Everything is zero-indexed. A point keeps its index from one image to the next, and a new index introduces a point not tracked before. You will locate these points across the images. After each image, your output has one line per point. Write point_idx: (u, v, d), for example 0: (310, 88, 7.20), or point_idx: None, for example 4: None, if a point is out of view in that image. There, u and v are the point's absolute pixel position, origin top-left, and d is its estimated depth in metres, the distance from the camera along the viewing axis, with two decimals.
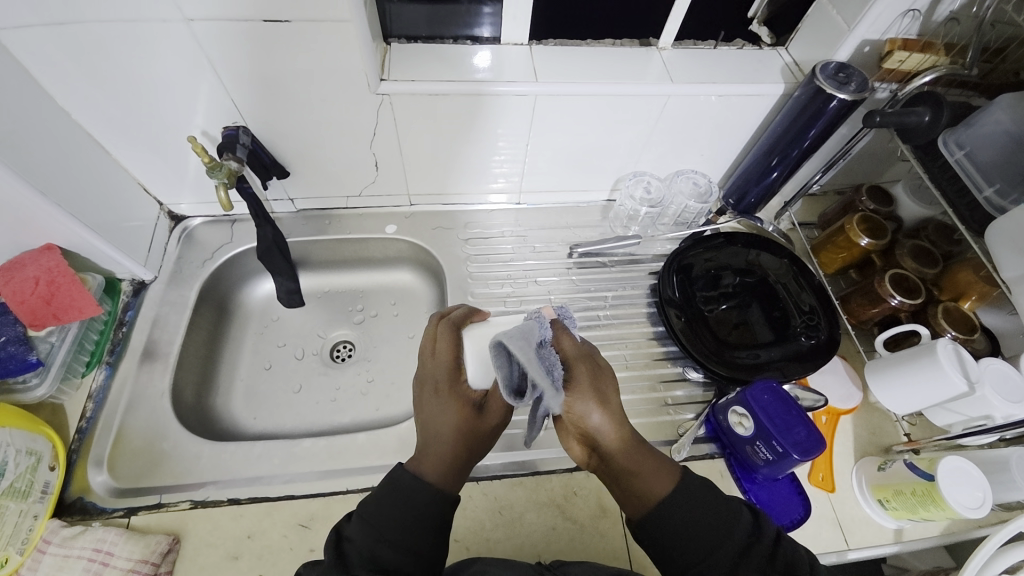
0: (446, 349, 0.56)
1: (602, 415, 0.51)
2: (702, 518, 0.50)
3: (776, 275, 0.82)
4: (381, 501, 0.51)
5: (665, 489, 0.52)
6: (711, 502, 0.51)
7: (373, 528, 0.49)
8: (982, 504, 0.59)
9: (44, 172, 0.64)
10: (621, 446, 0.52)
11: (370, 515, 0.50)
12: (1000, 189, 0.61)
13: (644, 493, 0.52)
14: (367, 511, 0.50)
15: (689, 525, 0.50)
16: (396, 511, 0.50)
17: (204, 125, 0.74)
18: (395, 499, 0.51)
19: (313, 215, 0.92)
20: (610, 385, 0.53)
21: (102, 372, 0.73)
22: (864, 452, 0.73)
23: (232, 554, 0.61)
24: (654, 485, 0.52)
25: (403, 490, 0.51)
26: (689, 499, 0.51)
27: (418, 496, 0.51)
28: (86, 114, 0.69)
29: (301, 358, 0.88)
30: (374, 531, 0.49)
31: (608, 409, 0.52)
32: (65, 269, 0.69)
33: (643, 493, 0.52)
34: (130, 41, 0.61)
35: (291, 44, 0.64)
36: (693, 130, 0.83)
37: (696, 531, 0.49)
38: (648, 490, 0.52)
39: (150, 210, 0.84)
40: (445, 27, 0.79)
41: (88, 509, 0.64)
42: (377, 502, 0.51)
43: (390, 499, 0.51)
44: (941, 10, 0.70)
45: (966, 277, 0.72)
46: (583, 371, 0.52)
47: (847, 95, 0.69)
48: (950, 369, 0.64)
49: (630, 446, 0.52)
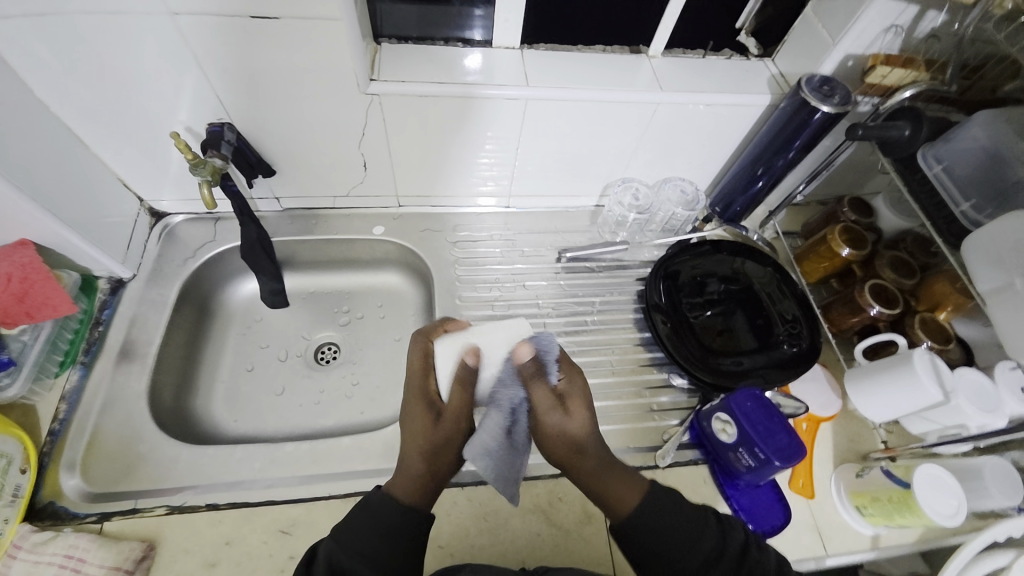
0: (419, 367, 0.57)
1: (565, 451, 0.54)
2: (672, 528, 0.51)
3: (760, 284, 0.83)
4: (354, 522, 0.51)
5: (635, 500, 0.52)
6: (677, 507, 0.52)
7: (347, 540, 0.49)
8: (956, 512, 0.61)
9: (17, 165, 0.62)
10: (587, 474, 0.54)
11: (343, 530, 0.50)
12: (976, 204, 0.63)
13: (612, 509, 0.53)
14: (341, 534, 0.50)
15: (659, 539, 0.50)
16: (363, 526, 0.50)
17: (188, 120, 0.72)
18: (366, 516, 0.51)
19: (300, 215, 0.90)
20: (578, 425, 0.54)
21: (77, 372, 0.71)
22: (843, 458, 0.74)
23: (210, 561, 0.60)
24: (622, 502, 0.53)
25: (372, 504, 0.52)
26: (657, 507, 0.52)
27: (393, 516, 0.51)
28: (66, 107, 0.68)
29: (284, 360, 0.87)
30: (345, 544, 0.49)
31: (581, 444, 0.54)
32: (39, 266, 0.66)
33: (611, 509, 0.53)
34: (110, 32, 0.60)
35: (280, 42, 0.63)
36: (680, 139, 0.84)
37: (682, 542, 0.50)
38: (617, 505, 0.53)
39: (130, 207, 0.82)
40: (437, 28, 0.78)
41: (59, 514, 0.62)
42: (351, 523, 0.50)
43: (359, 514, 0.51)
44: (922, 26, 0.72)
45: (942, 288, 0.74)
46: (552, 411, 0.54)
47: (831, 107, 0.70)
48: (926, 379, 0.65)
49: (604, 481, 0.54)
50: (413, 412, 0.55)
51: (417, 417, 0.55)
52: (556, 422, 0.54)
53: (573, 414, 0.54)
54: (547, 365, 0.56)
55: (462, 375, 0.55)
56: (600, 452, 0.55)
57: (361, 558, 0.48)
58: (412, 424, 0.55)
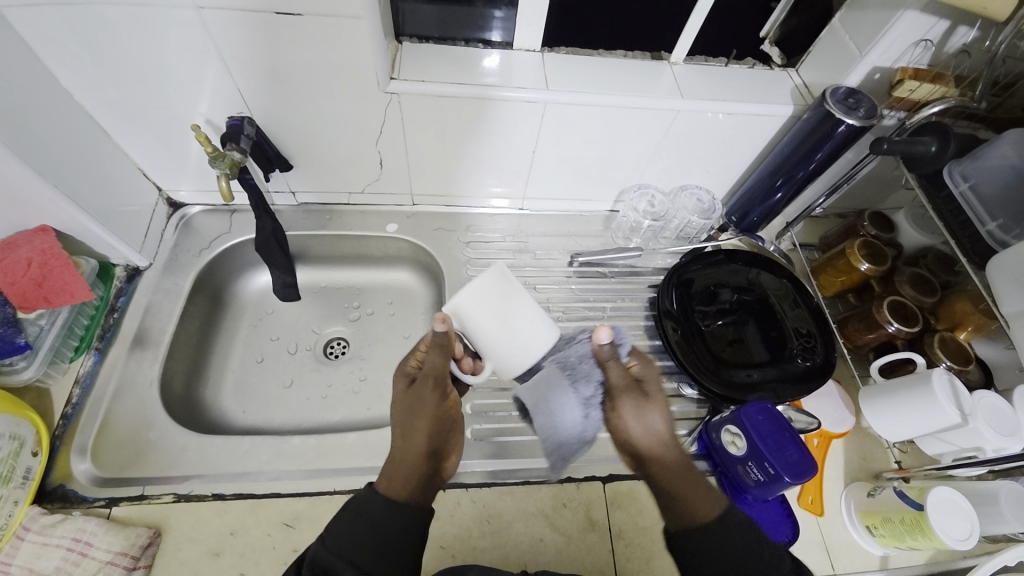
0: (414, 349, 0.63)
1: (643, 432, 0.58)
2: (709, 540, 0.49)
3: (776, 296, 0.82)
4: (343, 523, 0.50)
5: (712, 509, 0.51)
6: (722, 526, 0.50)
7: (341, 539, 0.49)
8: (969, 536, 0.59)
9: (42, 152, 0.63)
10: (665, 461, 0.57)
11: (333, 530, 0.50)
12: (1003, 224, 0.61)
13: (691, 514, 0.51)
14: (334, 534, 0.49)
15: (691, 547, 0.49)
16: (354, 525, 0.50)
17: (209, 113, 0.73)
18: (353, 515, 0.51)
19: (315, 210, 0.91)
20: (654, 403, 0.59)
21: (91, 358, 0.72)
22: (854, 476, 0.73)
23: (214, 551, 0.60)
24: (700, 505, 0.52)
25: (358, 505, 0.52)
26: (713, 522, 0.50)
27: (378, 507, 0.51)
28: (90, 96, 0.69)
29: (293, 353, 0.87)
30: (340, 542, 0.49)
31: (654, 424, 0.58)
32: (59, 252, 0.67)
33: (689, 514, 0.51)
34: (137, 25, 0.61)
35: (303, 38, 0.63)
36: (697, 146, 0.83)
37: (728, 564, 0.47)
38: (693, 509, 0.52)
39: (148, 196, 0.83)
40: (459, 29, 0.78)
41: (69, 497, 0.62)
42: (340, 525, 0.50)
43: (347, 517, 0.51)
44: (953, 42, 0.70)
45: (963, 308, 0.73)
46: (630, 393, 0.59)
47: (856, 120, 0.69)
48: (945, 401, 0.64)
49: (678, 480, 0.54)
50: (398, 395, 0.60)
51: (402, 399, 0.60)
52: (634, 402, 0.58)
53: (650, 398, 0.59)
54: (620, 352, 0.60)
55: (441, 343, 0.59)
56: (674, 440, 0.58)
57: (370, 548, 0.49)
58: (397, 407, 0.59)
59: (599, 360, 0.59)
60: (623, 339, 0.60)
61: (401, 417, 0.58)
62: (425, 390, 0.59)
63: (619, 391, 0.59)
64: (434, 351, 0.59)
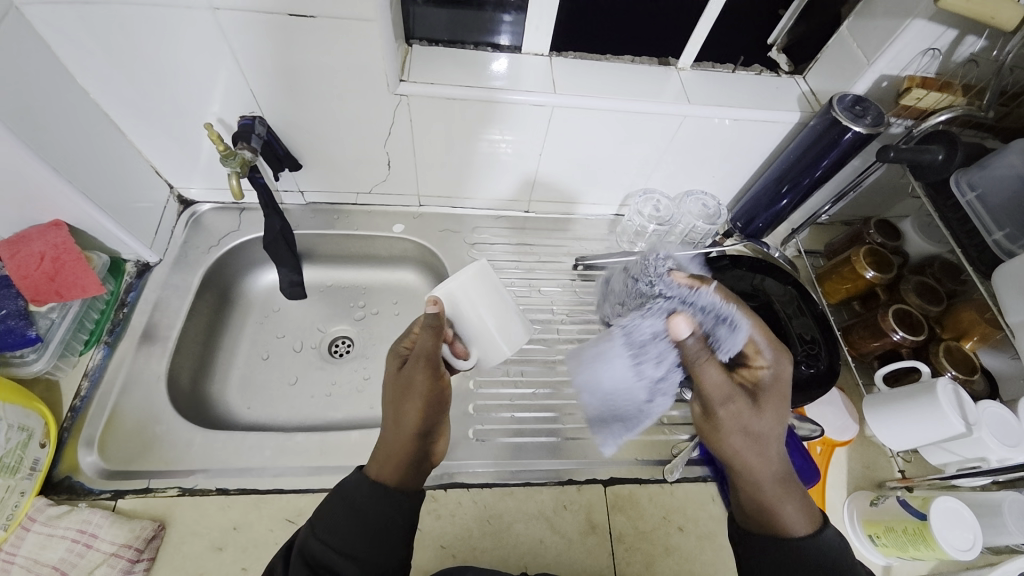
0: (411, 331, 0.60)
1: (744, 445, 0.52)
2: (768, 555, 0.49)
3: (780, 303, 0.82)
4: (334, 512, 0.50)
5: (805, 529, 0.49)
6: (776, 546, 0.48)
7: (333, 530, 0.49)
8: (972, 547, 0.59)
9: (56, 148, 0.64)
10: (765, 477, 0.51)
11: (324, 520, 0.50)
12: (1010, 233, 0.61)
13: (781, 531, 0.49)
14: (327, 523, 0.49)
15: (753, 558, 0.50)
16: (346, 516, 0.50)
17: (221, 112, 0.74)
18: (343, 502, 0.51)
19: (323, 209, 0.92)
20: (761, 413, 0.52)
21: (100, 351, 0.73)
22: (857, 486, 0.73)
23: (217, 545, 0.61)
24: (794, 524, 0.49)
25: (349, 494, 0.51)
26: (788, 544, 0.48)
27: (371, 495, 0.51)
28: (106, 94, 0.70)
29: (299, 351, 0.88)
30: (332, 533, 0.49)
31: (760, 434, 0.52)
32: (72, 247, 0.68)
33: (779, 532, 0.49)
34: (153, 24, 0.62)
35: (315, 40, 0.64)
36: (704, 151, 0.84)
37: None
38: (783, 526, 0.49)
39: (160, 194, 0.84)
40: (468, 32, 0.79)
41: (75, 489, 0.63)
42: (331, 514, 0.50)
43: (339, 504, 0.50)
44: (961, 51, 0.70)
45: (970, 317, 0.73)
46: (736, 400, 0.52)
47: (863, 127, 0.69)
48: (949, 411, 0.63)
49: (775, 496, 0.50)
50: (390, 375, 0.58)
51: (394, 380, 0.57)
52: (741, 409, 0.52)
53: (759, 406, 0.52)
54: (720, 352, 0.53)
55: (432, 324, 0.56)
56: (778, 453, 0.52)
57: (362, 539, 0.49)
58: (389, 388, 0.57)
59: (685, 358, 0.52)
60: (725, 337, 0.53)
61: (392, 399, 0.56)
62: (416, 369, 0.56)
63: (725, 397, 0.52)
64: (427, 333, 0.56)
